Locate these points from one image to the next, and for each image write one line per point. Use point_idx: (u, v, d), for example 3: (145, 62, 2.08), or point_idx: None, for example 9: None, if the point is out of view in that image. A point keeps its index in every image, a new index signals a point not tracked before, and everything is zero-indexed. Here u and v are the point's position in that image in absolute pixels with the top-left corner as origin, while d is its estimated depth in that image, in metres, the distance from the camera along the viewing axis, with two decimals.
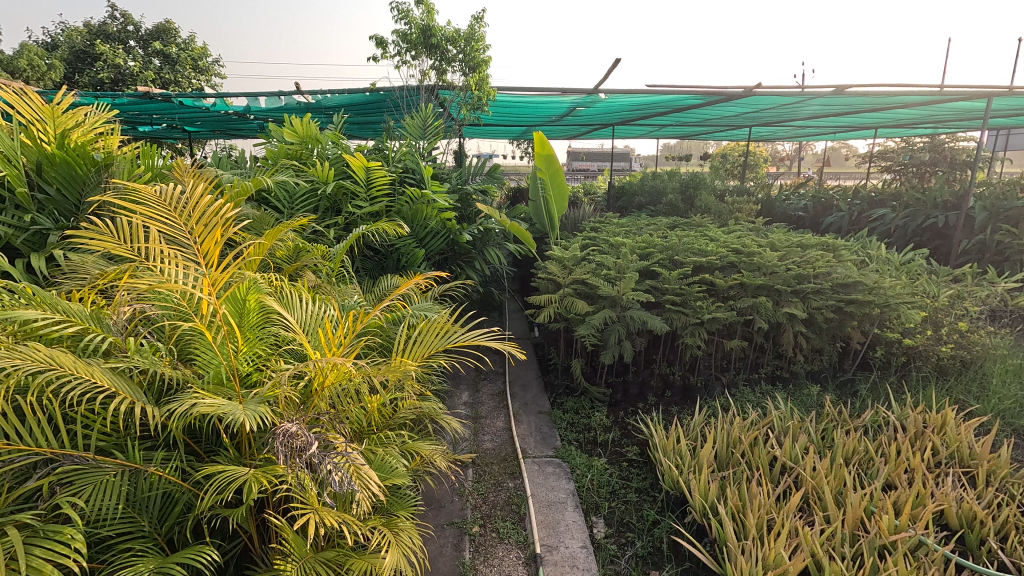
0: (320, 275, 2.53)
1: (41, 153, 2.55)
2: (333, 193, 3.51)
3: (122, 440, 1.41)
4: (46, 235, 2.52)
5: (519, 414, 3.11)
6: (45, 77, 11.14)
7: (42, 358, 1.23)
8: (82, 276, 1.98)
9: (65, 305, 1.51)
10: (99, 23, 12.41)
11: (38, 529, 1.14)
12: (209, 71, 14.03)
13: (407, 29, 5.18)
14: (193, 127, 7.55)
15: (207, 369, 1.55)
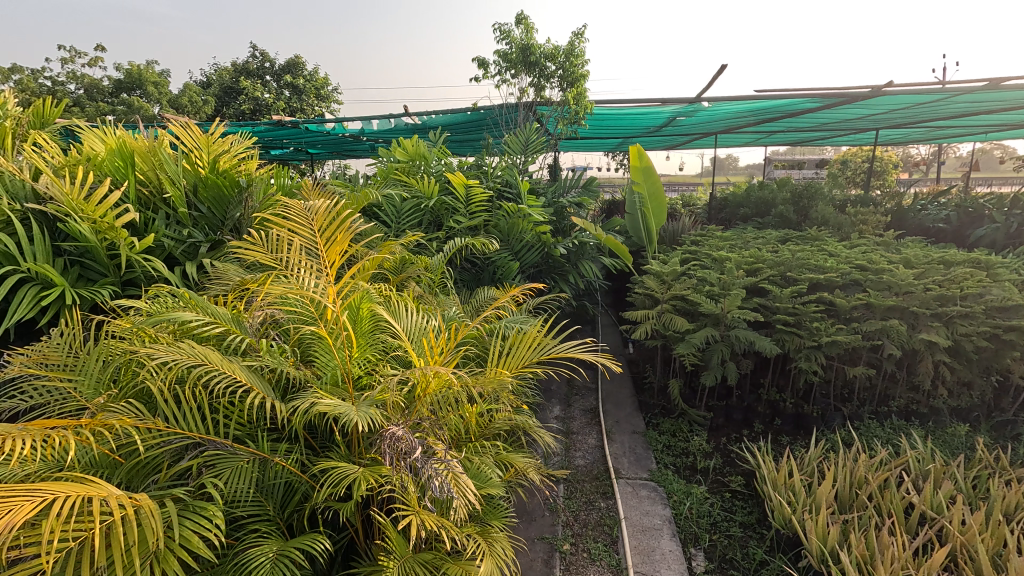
0: (423, 285, 2.66)
1: (198, 177, 3.00)
2: (435, 208, 3.70)
3: (254, 431, 1.58)
4: (199, 247, 2.93)
5: (612, 432, 3.03)
6: (200, 110, 13.02)
7: (195, 354, 1.42)
8: (226, 282, 2.26)
9: (214, 309, 1.74)
10: (243, 62, 14.28)
11: (188, 504, 1.31)
12: (329, 99, 15.54)
13: (508, 49, 5.36)
14: (315, 149, 8.38)
15: (325, 371, 1.69)
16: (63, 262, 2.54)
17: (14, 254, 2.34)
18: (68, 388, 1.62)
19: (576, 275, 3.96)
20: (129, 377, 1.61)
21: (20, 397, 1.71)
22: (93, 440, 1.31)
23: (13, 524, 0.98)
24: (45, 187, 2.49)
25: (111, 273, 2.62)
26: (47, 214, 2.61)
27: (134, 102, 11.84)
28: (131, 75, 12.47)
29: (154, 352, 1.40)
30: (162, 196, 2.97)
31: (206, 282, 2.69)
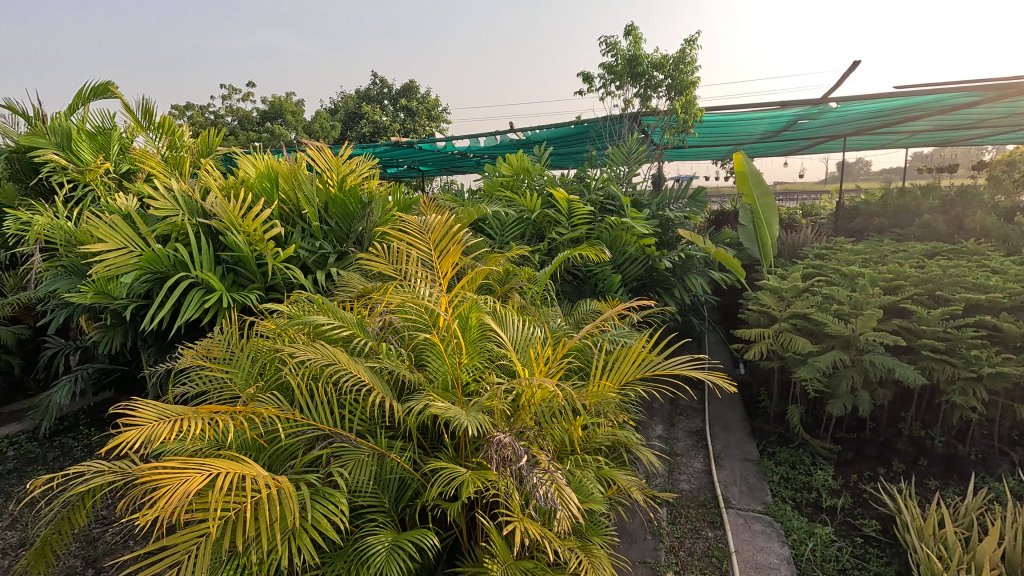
0: (526, 297, 2.72)
1: (329, 195, 3.34)
2: (538, 221, 3.76)
3: (374, 428, 1.72)
4: (328, 257, 3.26)
5: (721, 457, 2.85)
6: (329, 135, 14.51)
7: (327, 354, 1.57)
8: (351, 289, 2.49)
9: (342, 314, 1.92)
10: (365, 89, 15.69)
11: (319, 489, 1.45)
12: (439, 118, 16.51)
13: (614, 61, 5.34)
14: (427, 167, 8.94)
15: (437, 376, 1.79)
16: (223, 269, 2.97)
17: (186, 262, 2.79)
18: (225, 378, 1.88)
19: (682, 289, 3.79)
20: (273, 371, 1.83)
21: (189, 383, 2.02)
22: (247, 425, 1.51)
23: (188, 493, 1.15)
24: (212, 206, 2.93)
25: (258, 280, 3.00)
26: (212, 229, 3.07)
27: (276, 130, 13.53)
28: (275, 107, 14.28)
29: (296, 351, 1.58)
30: (299, 213, 3.36)
31: (334, 289, 2.99)
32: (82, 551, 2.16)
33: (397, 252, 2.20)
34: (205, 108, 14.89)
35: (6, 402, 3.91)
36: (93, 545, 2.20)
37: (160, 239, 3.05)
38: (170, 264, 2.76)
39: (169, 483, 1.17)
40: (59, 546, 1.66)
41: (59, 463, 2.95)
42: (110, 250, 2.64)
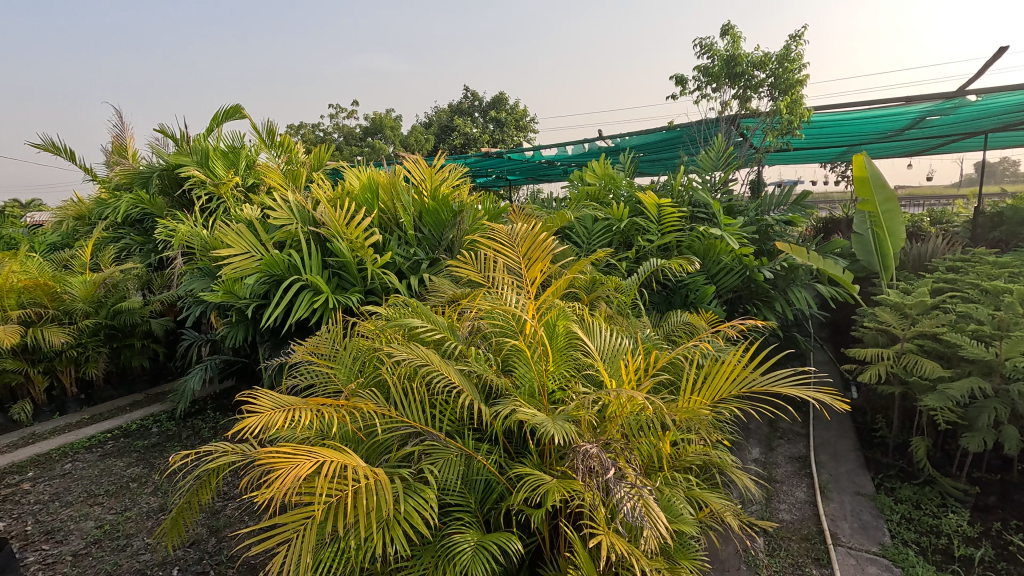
0: (613, 306, 2.68)
1: (423, 204, 3.52)
2: (625, 229, 3.69)
3: (463, 429, 1.78)
4: (420, 263, 3.43)
5: (827, 488, 2.59)
6: (423, 148, 15.31)
7: (422, 355, 1.65)
8: (442, 294, 2.60)
9: (434, 317, 2.00)
10: (458, 103, 16.38)
11: (411, 484, 1.52)
12: (527, 128, 16.79)
13: (710, 63, 5.12)
14: (514, 176, 9.12)
15: (523, 382, 1.82)
16: (329, 273, 3.23)
17: (298, 266, 3.07)
18: (330, 373, 2.04)
19: (783, 302, 3.51)
20: (372, 369, 1.96)
21: (299, 377, 2.22)
22: (348, 418, 1.62)
23: (298, 476, 1.26)
24: (321, 216, 3.21)
25: (358, 283, 3.22)
26: (321, 236, 3.36)
27: (377, 145, 14.54)
28: (376, 123, 15.35)
29: (394, 351, 1.68)
30: (397, 221, 3.57)
31: (426, 294, 3.14)
32: (207, 521, 2.44)
33: (487, 259, 2.26)
34: (316, 127, 16.36)
35: (153, 385, 4.54)
36: (216, 517, 2.48)
37: (277, 245, 3.40)
38: (285, 268, 3.06)
39: (283, 467, 1.29)
40: (189, 516, 1.88)
41: (191, 441, 3.36)
42: (236, 254, 2.98)
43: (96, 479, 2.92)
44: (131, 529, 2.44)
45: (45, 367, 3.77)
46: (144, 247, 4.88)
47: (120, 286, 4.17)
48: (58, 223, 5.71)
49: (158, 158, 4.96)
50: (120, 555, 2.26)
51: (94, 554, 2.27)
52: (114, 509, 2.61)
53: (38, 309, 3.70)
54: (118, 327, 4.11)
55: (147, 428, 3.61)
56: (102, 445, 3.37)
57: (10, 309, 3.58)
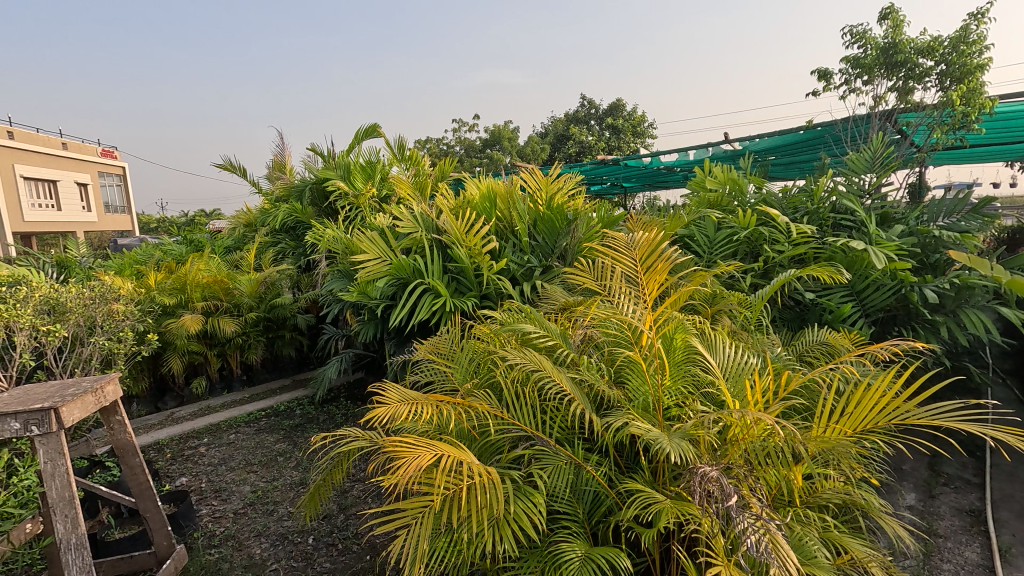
0: (736, 321, 2.50)
1: (539, 212, 3.59)
2: (752, 238, 3.42)
3: (573, 437, 1.77)
4: (534, 270, 3.50)
5: (1010, 553, 2.15)
6: (538, 157, 15.64)
7: (535, 360, 1.68)
8: (555, 302, 2.62)
9: (548, 324, 2.03)
10: (574, 111, 16.49)
11: (521, 487, 1.55)
12: (645, 134, 16.36)
13: (861, 53, 4.59)
14: (630, 183, 8.92)
15: (636, 395, 1.76)
16: (448, 278, 3.42)
17: (422, 270, 3.30)
18: (448, 372, 2.16)
19: (951, 326, 2.99)
20: (486, 371, 2.03)
21: (420, 373, 2.37)
22: (464, 416, 1.70)
23: (419, 466, 1.35)
24: (444, 224, 3.42)
25: (475, 288, 3.37)
26: (443, 243, 3.57)
27: (495, 156, 15.16)
28: (495, 135, 16.03)
29: (509, 355, 1.73)
30: (512, 229, 3.68)
31: (539, 300, 3.19)
32: (338, 499, 2.70)
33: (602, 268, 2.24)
34: (440, 140, 17.51)
35: (298, 371, 5.16)
36: (345, 495, 2.74)
37: (404, 251, 3.68)
38: (410, 271, 3.31)
39: (407, 456, 1.39)
40: (324, 492, 2.10)
41: (326, 425, 3.76)
42: (370, 259, 3.29)
43: (253, 450, 3.39)
44: (278, 497, 2.79)
45: (219, 350, 4.47)
46: (295, 251, 5.58)
47: (276, 284, 4.82)
48: (232, 229, 6.75)
49: (309, 173, 5.66)
50: (268, 518, 2.60)
51: (249, 514, 2.64)
52: (265, 478, 3.00)
53: (216, 302, 4.40)
54: (273, 320, 4.74)
55: (292, 410, 4.11)
56: (257, 421, 3.91)
57: (197, 300, 4.30)
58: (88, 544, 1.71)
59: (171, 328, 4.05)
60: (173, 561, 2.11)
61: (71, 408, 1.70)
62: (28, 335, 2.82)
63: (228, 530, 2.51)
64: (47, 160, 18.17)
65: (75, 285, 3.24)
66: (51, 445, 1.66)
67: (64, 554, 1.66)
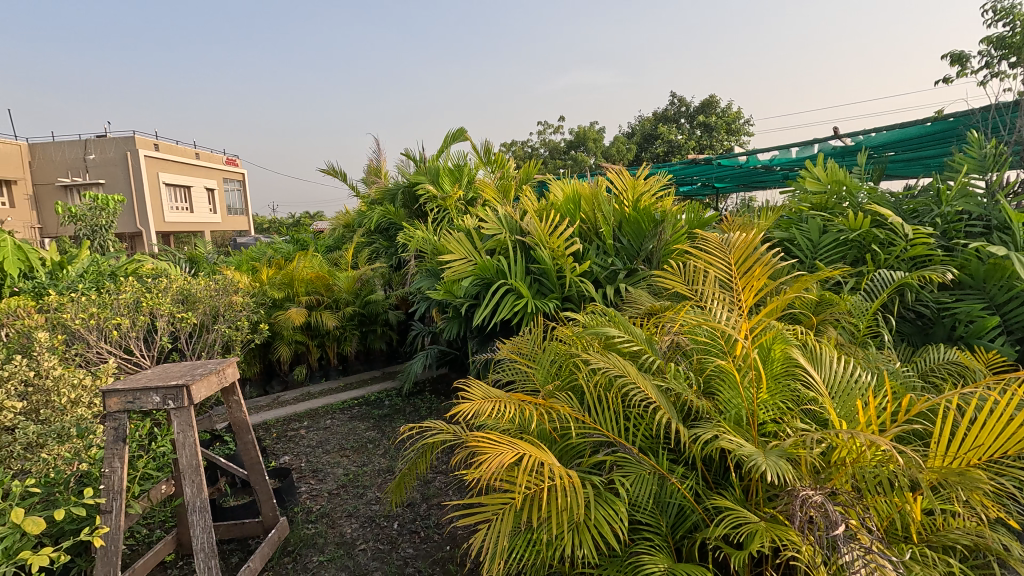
0: (844, 332, 2.28)
1: (625, 214, 3.52)
2: (865, 242, 3.10)
3: (657, 446, 1.71)
4: (618, 273, 3.43)
5: None
6: (624, 158, 15.34)
7: (619, 365, 1.64)
8: (640, 305, 2.56)
9: (633, 328, 1.98)
10: (663, 110, 16.00)
11: (602, 493, 1.52)
12: (741, 131, 15.44)
13: (1007, 32, 4.00)
14: (723, 183, 8.45)
15: (728, 408, 1.67)
16: (531, 279, 3.45)
17: (505, 271, 3.35)
18: (529, 373, 2.18)
19: None
20: (568, 374, 2.02)
21: (502, 372, 2.41)
22: (545, 418, 1.71)
23: (502, 463, 1.37)
24: (528, 226, 3.46)
25: (556, 290, 3.36)
26: (526, 244, 3.61)
27: (579, 158, 15.10)
28: (579, 137, 15.95)
29: (592, 359, 1.71)
30: (597, 231, 3.64)
31: (622, 304, 3.12)
32: (421, 488, 2.82)
33: (693, 273, 2.14)
34: (525, 142, 17.72)
35: (387, 364, 5.45)
36: (428, 486, 2.85)
37: (489, 251, 3.77)
38: (494, 272, 3.38)
39: (489, 452, 1.42)
40: (408, 482, 2.19)
41: (412, 416, 3.94)
42: (456, 259, 3.41)
43: (346, 436, 3.63)
44: (367, 482, 2.97)
45: (319, 341, 4.84)
46: (387, 250, 5.90)
47: (370, 281, 5.13)
48: (332, 229, 7.28)
49: (402, 177, 5.97)
50: (358, 501, 2.78)
51: (342, 495, 2.83)
52: (356, 463, 3.21)
53: (318, 296, 4.78)
54: (366, 315, 5.05)
55: (381, 400, 4.35)
56: (350, 409, 4.18)
57: (301, 295, 4.69)
58: (209, 508, 1.91)
59: (279, 319, 4.46)
60: (276, 531, 2.31)
61: (199, 386, 1.93)
62: (166, 320, 3.24)
63: (323, 508, 2.72)
64: (184, 169, 20.77)
65: (203, 279, 3.67)
66: (183, 417, 1.89)
67: (190, 514, 1.87)
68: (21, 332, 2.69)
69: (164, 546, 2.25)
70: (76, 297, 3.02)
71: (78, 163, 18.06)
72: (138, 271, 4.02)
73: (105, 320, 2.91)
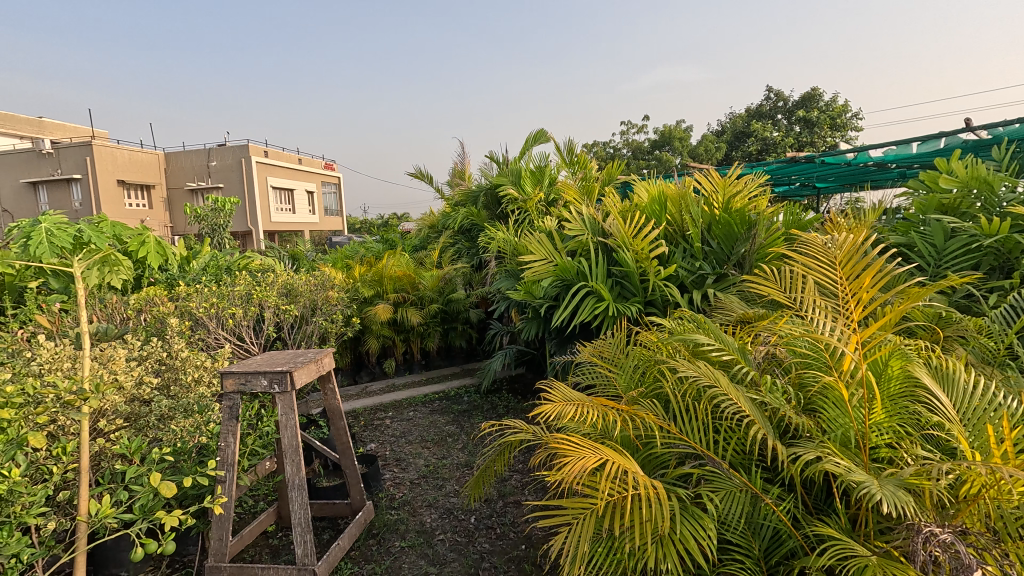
0: (975, 351, 2.01)
1: (715, 216, 3.34)
2: (1004, 249, 2.70)
3: (750, 463, 1.61)
4: (706, 278, 3.26)
5: None
6: (712, 158, 14.65)
7: (710, 375, 1.56)
8: (731, 312, 2.42)
9: (724, 336, 1.87)
10: (757, 106, 15.10)
11: (689, 508, 1.46)
12: (848, 126, 14.15)
13: None
14: (826, 184, 7.80)
15: (834, 427, 1.54)
16: (613, 282, 3.39)
17: (586, 273, 3.32)
18: (611, 378, 2.13)
19: None
20: (653, 380, 1.96)
21: (583, 375, 2.39)
22: (629, 424, 1.67)
23: (585, 467, 1.37)
24: (611, 227, 3.40)
25: (639, 294, 3.27)
26: (608, 246, 3.54)
27: (664, 157, 14.66)
28: (664, 136, 15.44)
29: (680, 367, 1.64)
30: (684, 234, 3.49)
31: (710, 310, 2.97)
32: (498, 486, 2.86)
33: (789, 279, 1.99)
34: (607, 144, 17.49)
35: (466, 361, 5.60)
36: (505, 483, 2.89)
37: (570, 253, 3.75)
38: (575, 274, 3.35)
39: (572, 455, 1.42)
40: (486, 479, 2.23)
41: (490, 414, 4.01)
42: (537, 260, 3.44)
43: (426, 428, 3.77)
44: (446, 475, 3.06)
45: (404, 336, 5.08)
46: (469, 251, 6.05)
47: (452, 280, 5.30)
48: (418, 229, 7.62)
49: (485, 179, 6.11)
50: (437, 492, 2.87)
51: (422, 485, 2.95)
52: (436, 455, 3.33)
53: (404, 293, 5.00)
54: (448, 313, 5.22)
55: (460, 396, 4.47)
56: (431, 403, 4.35)
57: (390, 292, 4.95)
58: (306, 487, 2.05)
59: (369, 313, 4.72)
60: (363, 513, 2.45)
61: (300, 373, 2.08)
62: (273, 311, 3.56)
63: (405, 496, 2.84)
64: (289, 174, 22.71)
65: (304, 274, 3.99)
66: (286, 401, 2.05)
67: (290, 491, 2.02)
68: (157, 318, 3.08)
69: (267, 518, 2.46)
70: (199, 288, 3.39)
71: (202, 170, 20.34)
72: (249, 266, 4.44)
73: (222, 310, 3.26)
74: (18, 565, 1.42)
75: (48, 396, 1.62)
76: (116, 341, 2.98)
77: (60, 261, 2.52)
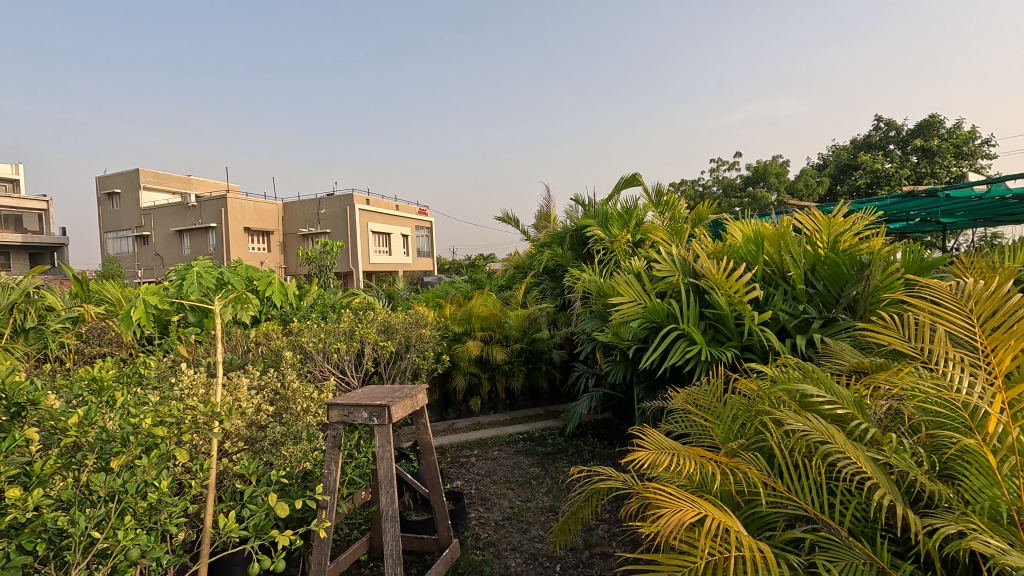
0: None
1: (819, 256, 3.12)
2: None
3: (872, 533, 1.45)
4: (812, 322, 3.03)
5: None
6: (813, 192, 13.76)
7: (823, 429, 1.44)
8: (842, 360, 2.23)
9: (837, 388, 1.70)
10: (865, 137, 14.11)
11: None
12: (977, 154, 12.68)
13: None
14: (953, 220, 7.00)
15: (979, 498, 1.36)
16: (705, 325, 3.25)
17: (677, 315, 3.21)
18: (707, 427, 2.03)
19: None
20: (755, 432, 1.83)
21: (677, 422, 2.28)
22: (730, 478, 1.57)
23: (682, 521, 1.31)
24: (702, 268, 3.28)
25: (735, 338, 3.10)
26: (700, 287, 3.42)
27: (759, 193, 14.03)
28: (759, 172, 14.80)
29: (787, 420, 1.52)
30: (783, 275, 3.29)
31: (817, 358, 2.75)
32: (585, 535, 2.77)
33: (900, 329, 1.82)
34: (695, 183, 17.11)
35: (550, 403, 5.57)
36: (591, 533, 2.79)
37: (659, 294, 3.66)
38: (665, 316, 3.26)
39: (669, 506, 1.37)
40: (572, 527, 2.16)
41: (574, 458, 3.93)
42: (626, 301, 3.39)
43: (511, 469, 3.77)
44: (531, 519, 3.01)
45: (490, 375, 5.17)
46: (553, 291, 6.09)
47: (537, 320, 5.35)
48: (504, 270, 7.82)
49: (571, 221, 6.20)
50: (522, 536, 2.84)
51: (507, 527, 2.93)
52: (520, 497, 3.30)
53: (491, 332, 5.15)
54: (533, 352, 5.26)
55: (545, 438, 4.43)
56: (516, 443, 4.35)
57: (477, 330, 5.10)
58: (399, 518, 2.12)
59: (458, 351, 4.88)
60: (450, 550, 2.47)
61: (397, 408, 2.20)
62: (372, 347, 3.81)
63: (490, 537, 2.84)
64: (387, 219, 24.57)
65: (401, 313, 4.25)
66: (384, 433, 2.17)
67: (385, 521, 2.11)
68: (274, 351, 3.41)
69: (361, 546, 2.57)
70: (310, 325, 3.72)
71: (313, 217, 22.58)
72: (352, 305, 4.83)
73: (329, 345, 3.55)
74: (158, 569, 1.59)
75: (188, 417, 1.84)
76: (239, 371, 3.34)
77: (201, 297, 2.90)
